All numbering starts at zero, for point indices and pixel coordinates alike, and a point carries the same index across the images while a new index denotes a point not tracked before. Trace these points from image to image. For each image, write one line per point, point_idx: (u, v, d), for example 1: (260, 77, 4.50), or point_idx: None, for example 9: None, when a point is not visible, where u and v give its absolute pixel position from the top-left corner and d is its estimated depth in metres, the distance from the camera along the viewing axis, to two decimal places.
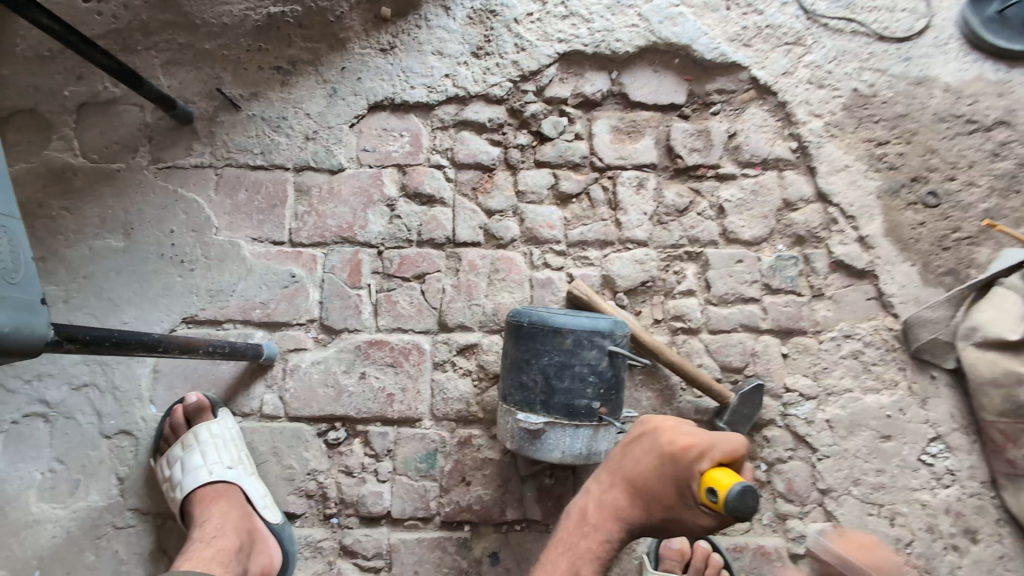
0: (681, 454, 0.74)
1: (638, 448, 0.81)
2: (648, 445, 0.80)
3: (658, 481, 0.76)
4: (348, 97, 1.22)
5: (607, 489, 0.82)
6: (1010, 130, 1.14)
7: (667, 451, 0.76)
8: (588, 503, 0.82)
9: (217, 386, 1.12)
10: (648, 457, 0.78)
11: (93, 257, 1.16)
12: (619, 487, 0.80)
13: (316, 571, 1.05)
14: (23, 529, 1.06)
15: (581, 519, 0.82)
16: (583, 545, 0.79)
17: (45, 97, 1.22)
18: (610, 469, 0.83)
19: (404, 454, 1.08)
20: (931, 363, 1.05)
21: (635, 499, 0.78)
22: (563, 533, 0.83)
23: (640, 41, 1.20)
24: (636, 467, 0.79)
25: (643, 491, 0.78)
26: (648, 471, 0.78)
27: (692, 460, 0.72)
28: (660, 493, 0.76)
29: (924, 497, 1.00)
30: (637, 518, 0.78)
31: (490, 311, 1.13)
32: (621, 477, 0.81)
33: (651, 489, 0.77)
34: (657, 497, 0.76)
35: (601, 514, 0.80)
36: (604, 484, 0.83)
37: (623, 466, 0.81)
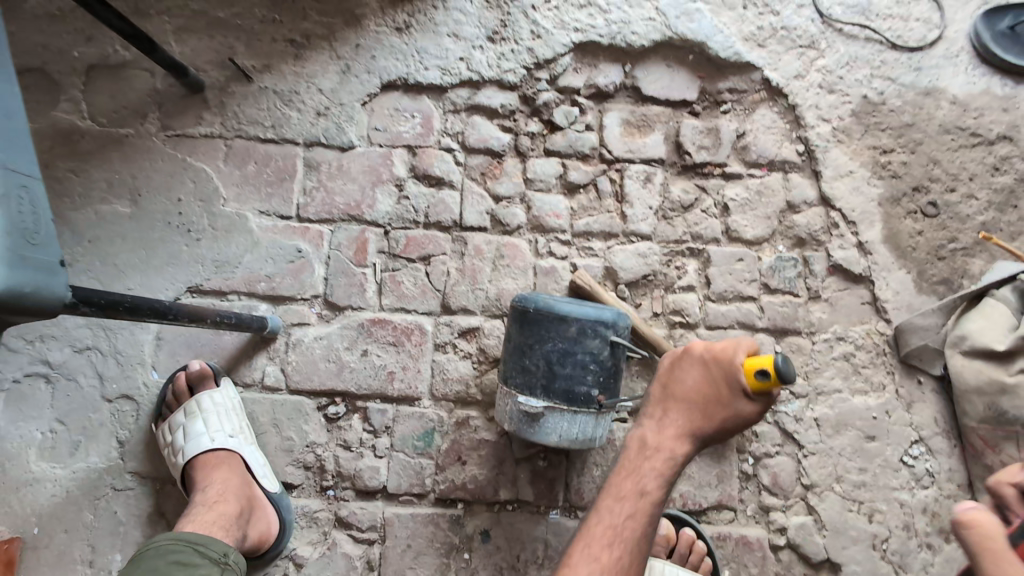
0: (721, 360, 0.83)
1: (679, 370, 0.87)
2: (686, 364, 0.87)
3: (710, 388, 0.83)
4: (362, 75, 1.22)
5: (663, 414, 0.87)
6: (1012, 145, 1.16)
7: (709, 362, 0.84)
8: (647, 433, 0.87)
9: (220, 356, 1.14)
10: (694, 375, 0.85)
11: (99, 222, 1.16)
12: (676, 409, 0.86)
13: (311, 541, 1.07)
14: (23, 486, 1.08)
15: (644, 444, 0.86)
16: (651, 465, 0.84)
17: (54, 57, 1.21)
18: (657, 399, 0.88)
19: (402, 432, 1.11)
20: (919, 368, 1.07)
21: (691, 412, 0.84)
22: (626, 462, 0.87)
23: (657, 36, 1.21)
24: (685, 383, 0.86)
25: (697, 403, 0.84)
26: (698, 385, 0.84)
27: (732, 359, 0.82)
28: (711, 397, 0.83)
29: (902, 497, 1.03)
30: (697, 431, 0.84)
31: (493, 296, 1.15)
32: (673, 399, 0.86)
33: (708, 398, 0.83)
34: (714, 403, 0.83)
35: (661, 435, 0.85)
36: (658, 413, 0.87)
37: (671, 389, 0.87)
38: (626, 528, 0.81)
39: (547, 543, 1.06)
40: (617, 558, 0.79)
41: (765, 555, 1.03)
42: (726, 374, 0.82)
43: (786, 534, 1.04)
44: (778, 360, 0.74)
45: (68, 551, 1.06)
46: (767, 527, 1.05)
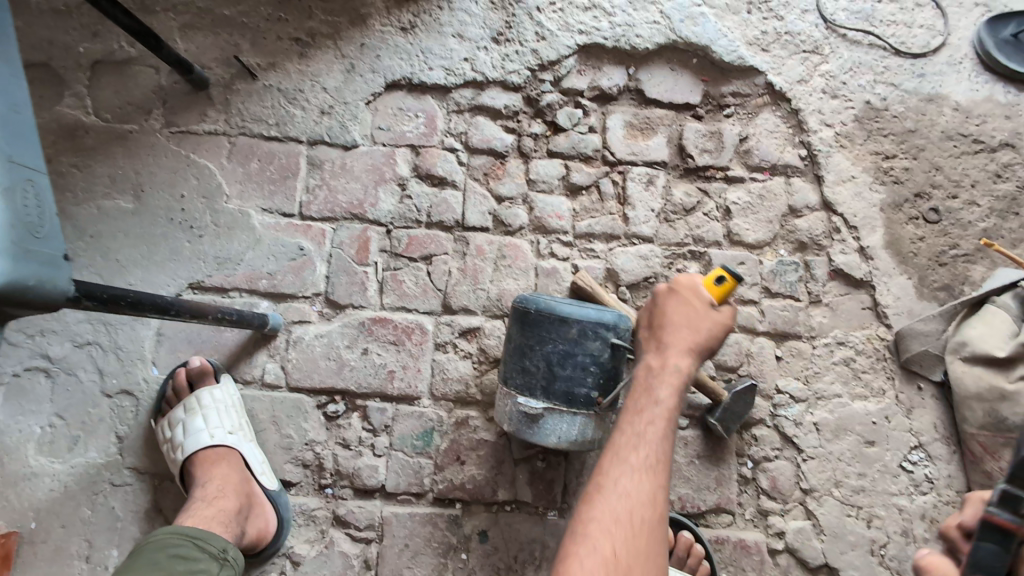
0: (687, 285, 0.88)
1: (660, 302, 0.88)
2: (664, 296, 0.88)
3: (692, 307, 0.86)
4: (366, 74, 1.22)
5: (660, 338, 0.85)
6: (1014, 153, 1.16)
7: (681, 286, 0.88)
8: (651, 355, 0.84)
9: (220, 353, 1.14)
10: (674, 297, 0.87)
11: (101, 217, 1.16)
12: (669, 330, 0.84)
13: (308, 539, 1.07)
14: (21, 480, 1.08)
15: (650, 366, 0.83)
16: (661, 380, 0.81)
17: (59, 52, 1.22)
18: (649, 329, 0.87)
19: (401, 431, 1.10)
20: (919, 374, 1.07)
21: (685, 329, 0.84)
22: (636, 387, 0.82)
23: (661, 39, 1.21)
24: (669, 309, 0.86)
25: (686, 321, 0.85)
26: (682, 304, 0.86)
27: (694, 281, 0.88)
28: (694, 312, 0.85)
29: (902, 502, 1.03)
30: (694, 343, 0.83)
31: (494, 296, 1.15)
32: (664, 324, 0.85)
33: (693, 314, 0.85)
34: (698, 318, 0.85)
35: (664, 354, 0.83)
36: (655, 339, 0.85)
37: (657, 319, 0.87)
38: (649, 441, 0.76)
39: (545, 544, 1.06)
40: (646, 471, 0.74)
41: (763, 559, 1.03)
42: (695, 292, 0.87)
43: (784, 538, 1.04)
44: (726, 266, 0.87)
45: (65, 546, 1.06)
46: (765, 531, 1.04)
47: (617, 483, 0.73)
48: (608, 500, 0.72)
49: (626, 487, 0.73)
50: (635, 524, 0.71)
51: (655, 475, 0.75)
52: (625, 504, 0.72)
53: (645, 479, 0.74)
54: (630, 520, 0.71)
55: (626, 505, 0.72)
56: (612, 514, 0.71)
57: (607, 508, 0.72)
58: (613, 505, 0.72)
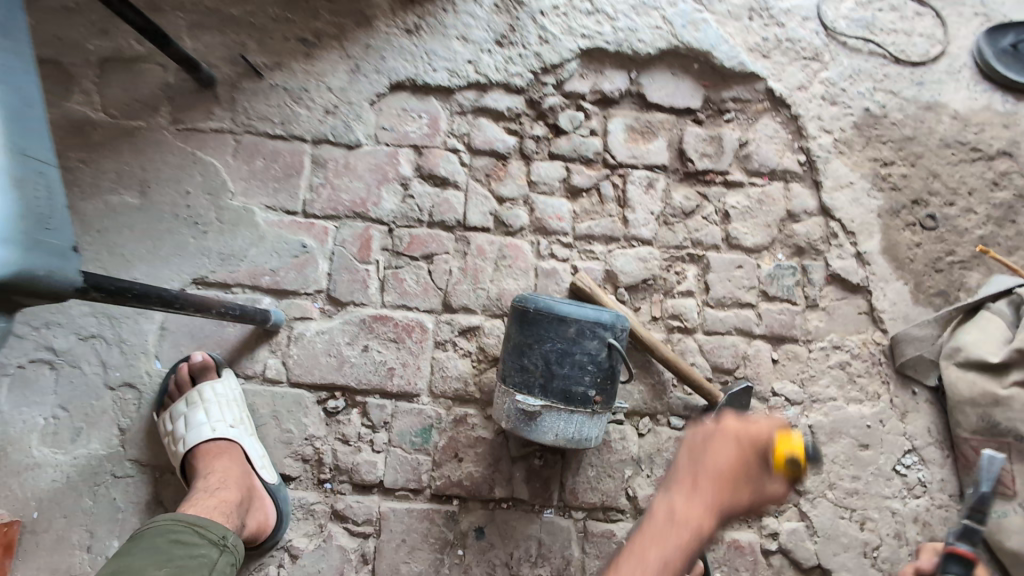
0: (752, 438, 0.65)
1: (706, 444, 0.66)
2: (714, 438, 0.67)
3: (740, 466, 0.64)
4: (371, 75, 1.24)
5: (692, 491, 0.64)
6: (1011, 161, 1.17)
7: (734, 426, 0.67)
8: (665, 492, 0.66)
9: (222, 347, 1.15)
10: (716, 443, 0.66)
11: (107, 212, 1.18)
12: (704, 485, 0.64)
13: (307, 533, 1.08)
14: (24, 470, 1.09)
15: (665, 518, 0.63)
16: (671, 545, 0.62)
17: (68, 49, 1.23)
18: (679, 470, 0.67)
19: (400, 427, 1.12)
20: (914, 379, 1.08)
21: (720, 491, 0.63)
22: (640, 539, 0.63)
23: (662, 44, 1.23)
24: (715, 459, 0.65)
25: (727, 477, 0.64)
26: (720, 460, 0.65)
27: (763, 437, 0.65)
28: (738, 470, 0.64)
29: (894, 505, 1.04)
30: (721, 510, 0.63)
31: (494, 296, 1.16)
32: (699, 474, 0.65)
33: (737, 479, 0.64)
34: (740, 485, 0.64)
35: (686, 513, 0.63)
36: (679, 484, 0.66)
37: (695, 464, 0.66)
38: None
39: (541, 541, 1.07)
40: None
41: (757, 560, 1.04)
42: (751, 447, 0.65)
43: (777, 540, 1.04)
44: (802, 436, 0.64)
45: (67, 536, 1.07)
46: (759, 532, 1.05)
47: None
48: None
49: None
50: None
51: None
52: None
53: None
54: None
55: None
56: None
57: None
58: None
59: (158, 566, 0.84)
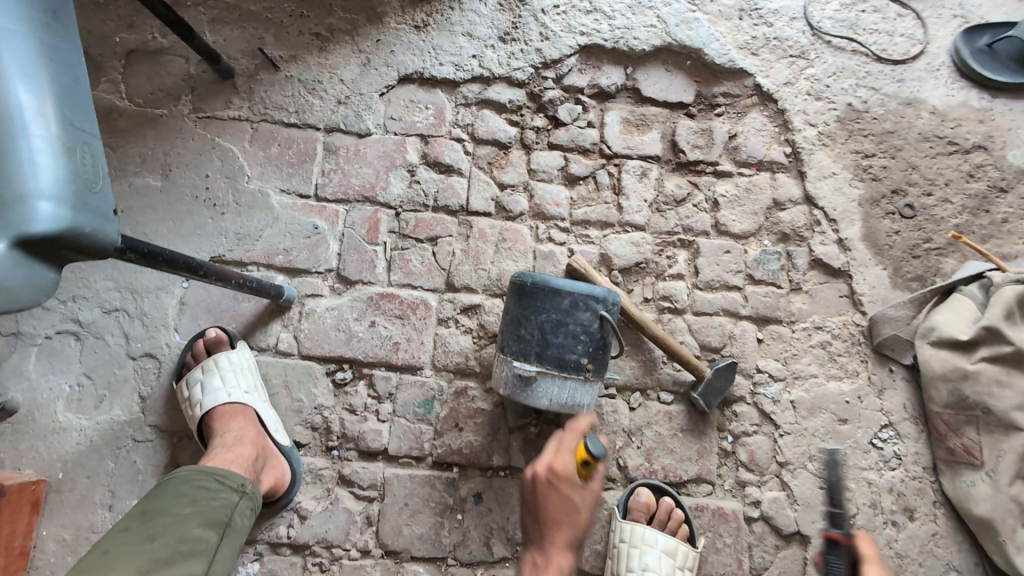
0: (558, 470, 0.88)
1: (537, 500, 0.87)
2: (538, 490, 0.88)
3: (557, 492, 0.87)
4: (381, 68, 1.31)
5: (546, 541, 0.83)
6: (986, 154, 1.24)
7: (542, 471, 0.89)
8: (534, 551, 0.84)
9: (238, 321, 1.22)
10: (540, 483, 0.88)
11: (131, 193, 1.25)
12: (551, 535, 0.83)
13: (315, 496, 1.14)
14: (50, 434, 1.16)
15: (534, 562, 0.82)
16: None
17: (97, 41, 1.32)
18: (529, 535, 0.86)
19: (404, 399, 1.18)
20: (891, 358, 1.14)
21: (560, 528, 0.84)
22: None
23: (656, 41, 1.30)
24: (546, 500, 0.86)
25: (562, 514, 0.85)
26: (551, 490, 0.87)
27: (563, 462, 0.89)
28: (563, 500, 0.86)
29: (871, 476, 1.10)
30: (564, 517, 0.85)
31: (494, 277, 1.23)
32: (543, 522, 0.85)
33: (566, 501, 0.86)
34: (569, 506, 0.86)
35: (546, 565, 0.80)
36: (534, 541, 0.85)
37: (540, 515, 0.86)
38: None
39: None
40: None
41: (740, 526, 1.10)
42: (564, 472, 0.88)
43: (759, 507, 1.10)
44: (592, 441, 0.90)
45: (90, 495, 1.14)
46: (742, 500, 1.11)
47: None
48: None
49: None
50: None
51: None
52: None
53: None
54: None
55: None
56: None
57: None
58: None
59: (184, 505, 0.91)
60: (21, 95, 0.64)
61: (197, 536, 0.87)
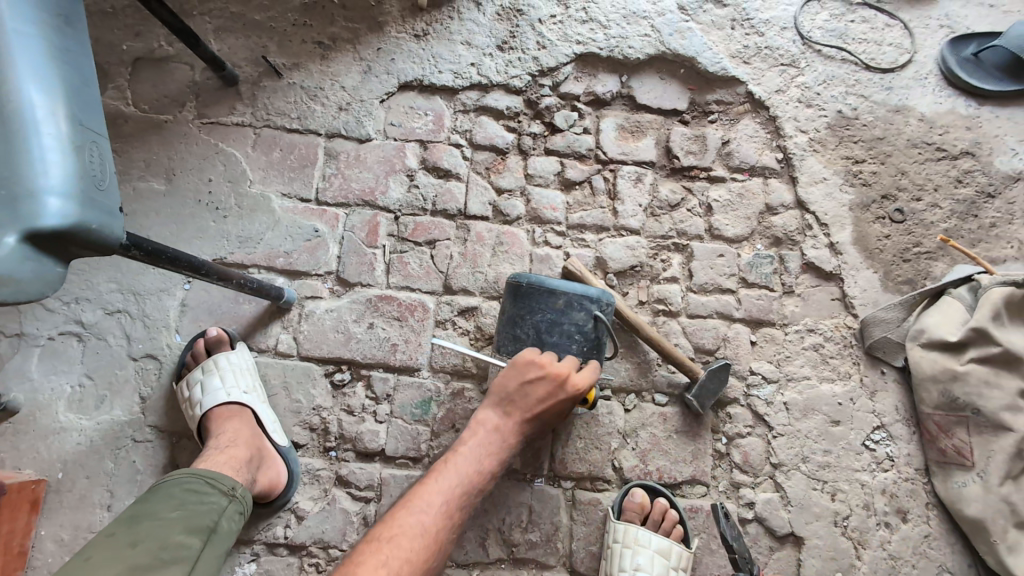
0: (574, 390, 0.95)
1: (534, 391, 0.96)
2: (541, 388, 0.95)
3: (554, 408, 0.96)
4: (382, 76, 1.35)
5: (514, 418, 0.98)
6: (974, 160, 1.26)
7: (562, 379, 0.95)
8: (503, 407, 0.98)
9: (238, 323, 1.24)
10: (546, 382, 0.95)
11: (135, 197, 1.27)
12: (523, 417, 0.97)
13: (312, 497, 1.15)
14: (51, 434, 1.17)
15: (491, 423, 0.98)
16: (490, 448, 0.96)
17: (105, 49, 1.35)
18: (506, 396, 0.98)
19: (401, 400, 1.20)
20: (882, 360, 1.16)
21: (534, 421, 0.98)
22: (469, 439, 0.97)
23: (651, 50, 1.34)
24: (542, 402, 0.96)
25: (544, 417, 0.98)
26: (550, 396, 0.95)
27: (579, 390, 0.95)
28: (554, 410, 0.97)
29: (864, 478, 1.10)
30: (540, 418, 0.98)
31: (491, 279, 1.25)
32: (526, 409, 0.97)
33: (553, 414, 0.97)
34: (551, 418, 0.99)
35: (501, 433, 0.98)
36: (508, 402, 0.98)
37: (526, 400, 0.97)
38: (484, 461, 0.95)
39: (531, 508, 1.12)
40: (473, 476, 0.93)
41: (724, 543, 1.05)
42: (575, 395, 0.95)
43: (753, 509, 1.11)
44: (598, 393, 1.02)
45: (88, 495, 1.15)
46: (736, 502, 1.12)
47: (459, 471, 0.93)
48: (420, 515, 0.87)
49: (451, 485, 0.91)
50: (443, 523, 0.88)
51: (475, 482, 0.93)
52: (440, 514, 0.88)
53: (468, 485, 0.92)
54: (446, 516, 0.88)
55: (433, 512, 0.88)
56: (423, 524, 0.86)
57: (410, 541, 0.83)
58: (434, 514, 0.87)
59: (170, 509, 0.91)
60: (33, 95, 0.66)
61: (180, 541, 0.86)
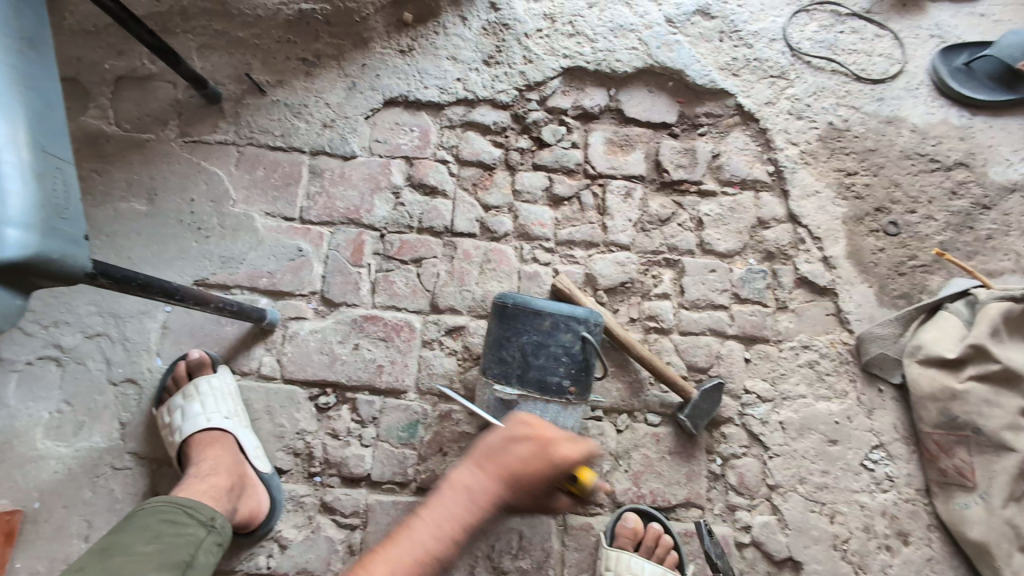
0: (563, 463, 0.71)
1: (517, 449, 0.71)
2: (527, 448, 0.71)
3: (543, 482, 0.70)
4: (366, 92, 1.33)
5: (489, 487, 0.69)
6: (968, 171, 1.24)
7: (549, 444, 0.72)
8: (479, 465, 0.71)
9: (220, 346, 1.22)
10: (531, 445, 0.71)
11: (115, 218, 1.25)
12: (501, 487, 0.69)
13: (296, 524, 1.12)
14: (27, 462, 1.14)
15: (461, 486, 0.70)
16: (451, 521, 0.67)
17: (87, 68, 1.33)
18: (484, 450, 0.72)
19: (388, 423, 1.16)
20: (879, 377, 1.13)
21: (517, 495, 0.70)
22: (429, 503, 0.69)
23: (638, 63, 1.32)
24: (526, 469, 0.70)
25: (530, 490, 0.70)
26: (537, 464, 0.70)
27: (570, 464, 0.72)
28: (542, 484, 0.71)
29: (863, 499, 1.07)
30: (522, 490, 0.70)
31: (479, 297, 1.22)
32: (505, 475, 0.70)
33: (538, 493, 0.71)
34: (537, 496, 0.72)
35: (469, 502, 0.68)
36: (485, 457, 0.71)
37: (507, 462, 0.70)
38: (444, 530, 0.67)
39: (521, 534, 1.08)
40: (425, 556, 0.65)
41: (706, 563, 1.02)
42: (567, 464, 0.71)
43: (750, 532, 1.07)
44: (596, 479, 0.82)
45: (66, 525, 1.11)
46: (732, 525, 1.08)
47: (412, 541, 0.66)
48: None
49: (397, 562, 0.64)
50: None
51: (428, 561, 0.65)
52: None
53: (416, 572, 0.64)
54: None
55: None
56: None
57: None
58: None
59: (145, 543, 0.88)
60: None
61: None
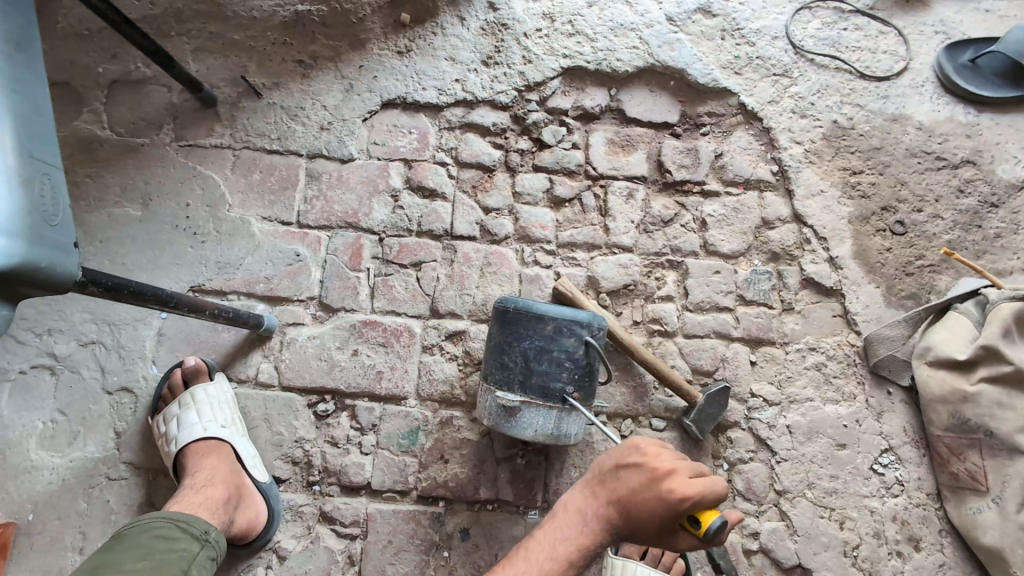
0: (678, 501, 0.71)
1: (629, 476, 0.76)
2: (639, 477, 0.75)
3: (654, 515, 0.73)
4: (364, 94, 1.31)
5: (601, 510, 0.77)
6: (975, 169, 1.23)
7: (661, 473, 0.74)
8: (590, 487, 0.79)
9: (217, 353, 1.19)
10: (643, 471, 0.75)
11: (110, 223, 1.23)
12: (612, 511, 0.76)
13: (295, 534, 1.09)
14: (21, 473, 1.12)
15: (575, 508, 0.79)
16: (566, 540, 0.76)
17: (80, 72, 1.31)
18: (597, 475, 0.79)
19: (388, 430, 1.14)
20: (888, 379, 1.12)
21: (628, 522, 0.75)
22: (548, 517, 0.80)
23: (640, 62, 1.30)
24: (637, 497, 0.74)
25: (640, 522, 0.74)
26: (648, 494, 0.73)
27: (687, 504, 0.71)
28: (654, 519, 0.73)
29: (873, 504, 1.05)
30: (634, 519, 0.75)
31: (479, 301, 1.20)
32: (616, 500, 0.76)
33: (650, 524, 0.74)
34: (649, 528, 0.74)
35: (580, 523, 0.77)
36: (598, 482, 0.79)
37: (619, 488, 0.76)
38: (560, 551, 0.75)
39: None
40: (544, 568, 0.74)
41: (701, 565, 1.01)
42: (681, 504, 0.71)
43: (758, 539, 1.05)
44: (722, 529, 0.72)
45: (60, 538, 1.09)
46: (740, 532, 1.06)
47: (530, 557, 0.75)
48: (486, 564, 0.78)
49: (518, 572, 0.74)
50: None
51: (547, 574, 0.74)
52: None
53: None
54: None
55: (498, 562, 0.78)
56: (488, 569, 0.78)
57: None
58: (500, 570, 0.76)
59: (135, 560, 0.85)
60: None
61: None
